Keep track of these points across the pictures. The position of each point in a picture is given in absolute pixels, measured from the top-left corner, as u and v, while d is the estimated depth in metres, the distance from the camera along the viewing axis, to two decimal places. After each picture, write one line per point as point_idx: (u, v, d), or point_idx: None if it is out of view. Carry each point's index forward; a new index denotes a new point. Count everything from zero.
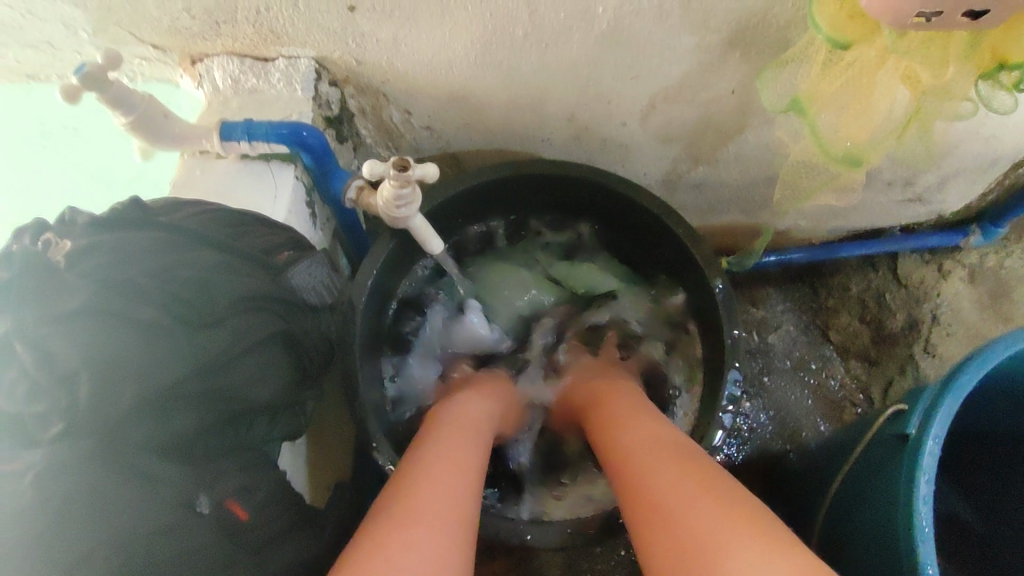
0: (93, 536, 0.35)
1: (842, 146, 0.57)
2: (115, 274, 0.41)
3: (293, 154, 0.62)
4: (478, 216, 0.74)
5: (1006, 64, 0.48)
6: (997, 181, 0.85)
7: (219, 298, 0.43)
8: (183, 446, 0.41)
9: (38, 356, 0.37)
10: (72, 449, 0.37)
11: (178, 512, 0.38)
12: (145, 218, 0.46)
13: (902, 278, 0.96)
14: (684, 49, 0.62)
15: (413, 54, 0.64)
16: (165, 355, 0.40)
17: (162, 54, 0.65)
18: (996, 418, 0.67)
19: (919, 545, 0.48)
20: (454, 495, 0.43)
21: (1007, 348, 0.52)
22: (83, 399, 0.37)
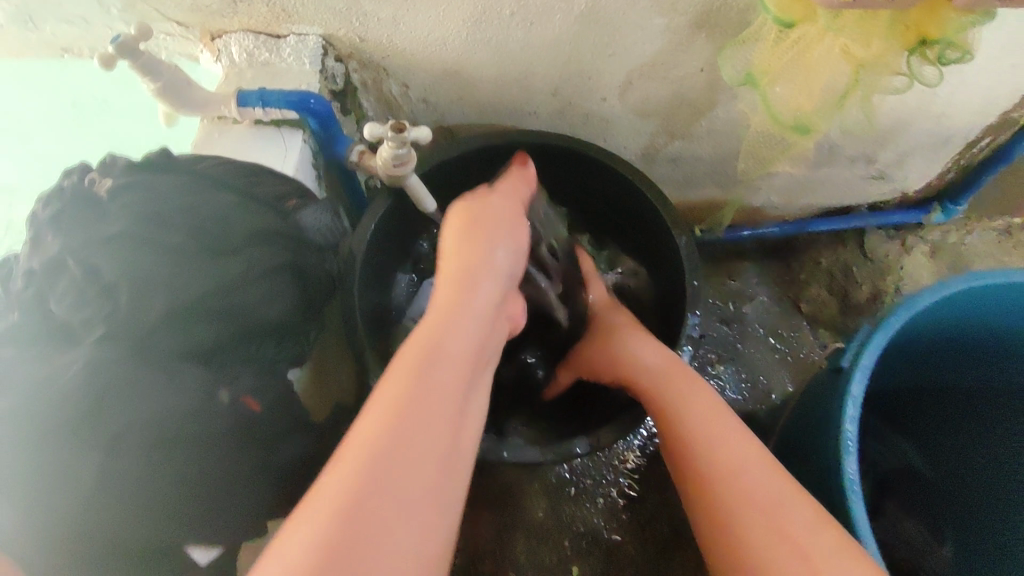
0: (136, 412, 0.43)
1: (791, 114, 0.64)
2: (148, 206, 0.48)
3: (301, 120, 0.69)
4: (466, 185, 0.81)
5: (928, 40, 0.54)
6: (953, 161, 0.91)
7: (237, 231, 0.50)
8: (205, 353, 0.47)
9: (85, 270, 0.45)
10: (109, 348, 0.43)
11: (200, 399, 0.46)
12: (174, 164, 0.53)
13: (868, 252, 1.03)
14: (655, 29, 0.69)
15: (411, 31, 0.71)
16: (193, 273, 0.47)
17: (185, 30, 0.72)
18: (937, 372, 0.75)
19: (845, 459, 0.55)
20: (433, 468, 0.42)
21: (933, 294, 0.60)
22: (123, 306, 0.44)
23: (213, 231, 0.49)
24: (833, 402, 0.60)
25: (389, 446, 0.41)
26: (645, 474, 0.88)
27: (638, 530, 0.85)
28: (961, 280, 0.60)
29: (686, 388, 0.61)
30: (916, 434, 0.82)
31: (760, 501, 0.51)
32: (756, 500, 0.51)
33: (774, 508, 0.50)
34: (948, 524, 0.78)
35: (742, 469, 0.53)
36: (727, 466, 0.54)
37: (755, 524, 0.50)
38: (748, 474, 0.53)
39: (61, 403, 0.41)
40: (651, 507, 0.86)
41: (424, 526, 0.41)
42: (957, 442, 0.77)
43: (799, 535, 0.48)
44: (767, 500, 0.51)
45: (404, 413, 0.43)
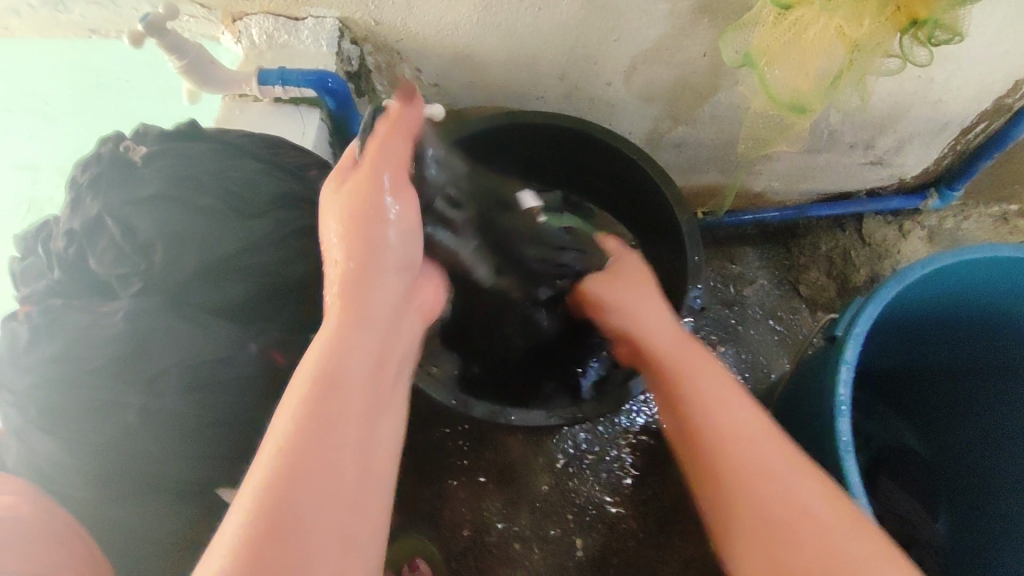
0: (174, 355, 0.46)
1: (789, 94, 0.66)
2: (182, 172, 0.51)
3: (319, 99, 0.72)
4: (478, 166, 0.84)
5: (917, 20, 0.58)
6: (949, 147, 0.93)
7: (263, 196, 0.53)
8: (236, 308, 0.51)
9: (123, 229, 0.48)
10: (149, 302, 0.47)
11: (232, 350, 0.48)
12: (202, 135, 0.56)
13: (866, 237, 1.06)
14: (659, 14, 0.72)
15: (424, 15, 0.74)
16: (223, 233, 0.50)
17: (207, 12, 0.76)
18: (935, 351, 0.77)
19: (838, 419, 0.58)
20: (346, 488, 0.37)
21: (925, 266, 0.62)
22: (159, 264, 0.48)
23: (241, 194, 0.52)
24: (829, 366, 0.63)
25: (297, 465, 0.36)
26: (648, 449, 0.90)
27: (642, 504, 0.87)
28: (949, 254, 0.62)
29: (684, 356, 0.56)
30: (911, 411, 0.85)
31: (763, 482, 0.46)
32: (759, 479, 0.46)
33: (786, 491, 0.45)
34: (945, 493, 0.80)
35: (743, 449, 0.48)
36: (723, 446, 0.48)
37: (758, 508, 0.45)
38: (750, 453, 0.47)
39: (109, 347, 0.45)
40: (654, 483, 0.88)
41: (349, 549, 0.36)
42: (950, 418, 0.80)
43: (807, 521, 0.44)
44: (773, 482, 0.46)
45: (306, 432, 0.37)
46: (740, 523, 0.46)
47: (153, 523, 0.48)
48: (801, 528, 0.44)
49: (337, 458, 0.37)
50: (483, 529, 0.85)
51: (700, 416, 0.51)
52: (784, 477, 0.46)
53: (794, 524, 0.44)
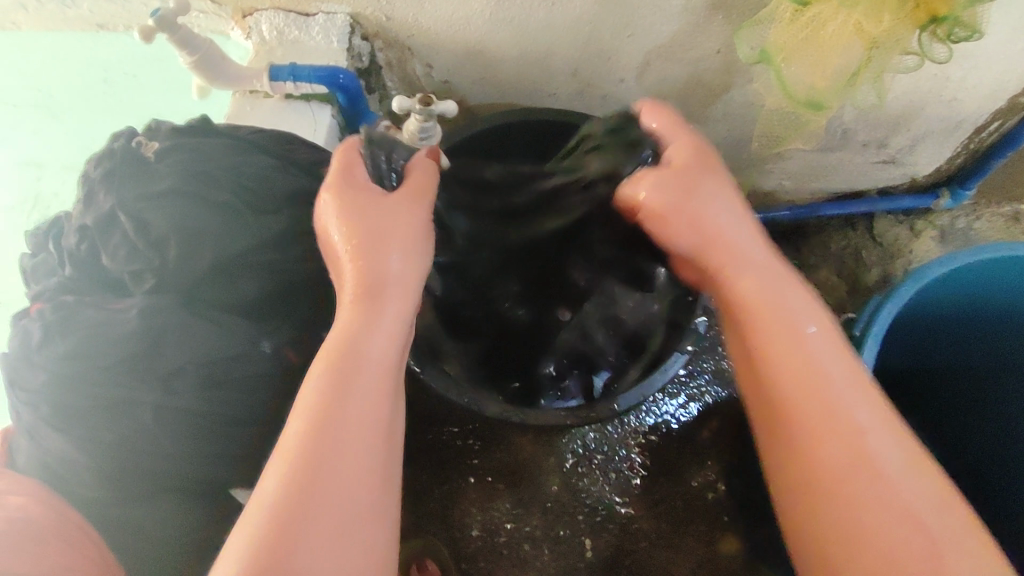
0: (187, 352, 0.45)
1: (805, 91, 0.66)
2: (197, 167, 0.50)
3: (330, 95, 0.72)
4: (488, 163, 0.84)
5: (937, 16, 0.57)
6: (962, 146, 0.92)
7: (278, 192, 0.53)
8: (251, 306, 0.50)
9: (137, 225, 0.47)
10: (163, 298, 0.47)
11: (248, 347, 0.48)
12: (215, 130, 0.56)
13: (878, 236, 1.05)
14: (673, 10, 0.71)
15: (436, 11, 0.73)
16: (237, 229, 0.50)
17: (218, 7, 0.75)
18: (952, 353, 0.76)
19: None
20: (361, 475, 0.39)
21: (942, 266, 0.61)
22: (172, 259, 0.47)
23: (255, 189, 0.52)
24: None
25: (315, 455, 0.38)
26: (659, 449, 0.89)
27: (651, 506, 0.86)
28: (967, 253, 0.61)
29: (796, 335, 0.47)
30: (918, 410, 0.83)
31: (881, 484, 0.41)
32: (873, 487, 0.41)
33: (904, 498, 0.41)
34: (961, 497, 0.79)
35: (862, 444, 0.43)
36: (831, 443, 0.43)
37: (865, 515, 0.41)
38: (862, 460, 0.42)
39: (123, 344, 0.44)
40: (664, 484, 0.87)
41: (360, 535, 0.38)
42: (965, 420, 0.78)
43: (930, 540, 0.39)
44: (886, 488, 0.41)
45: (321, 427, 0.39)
46: (842, 525, 0.42)
47: (167, 523, 0.47)
48: (922, 543, 0.39)
49: (349, 445, 0.39)
50: (492, 530, 0.85)
51: (806, 406, 0.45)
52: (903, 488, 0.41)
53: (914, 539, 0.40)
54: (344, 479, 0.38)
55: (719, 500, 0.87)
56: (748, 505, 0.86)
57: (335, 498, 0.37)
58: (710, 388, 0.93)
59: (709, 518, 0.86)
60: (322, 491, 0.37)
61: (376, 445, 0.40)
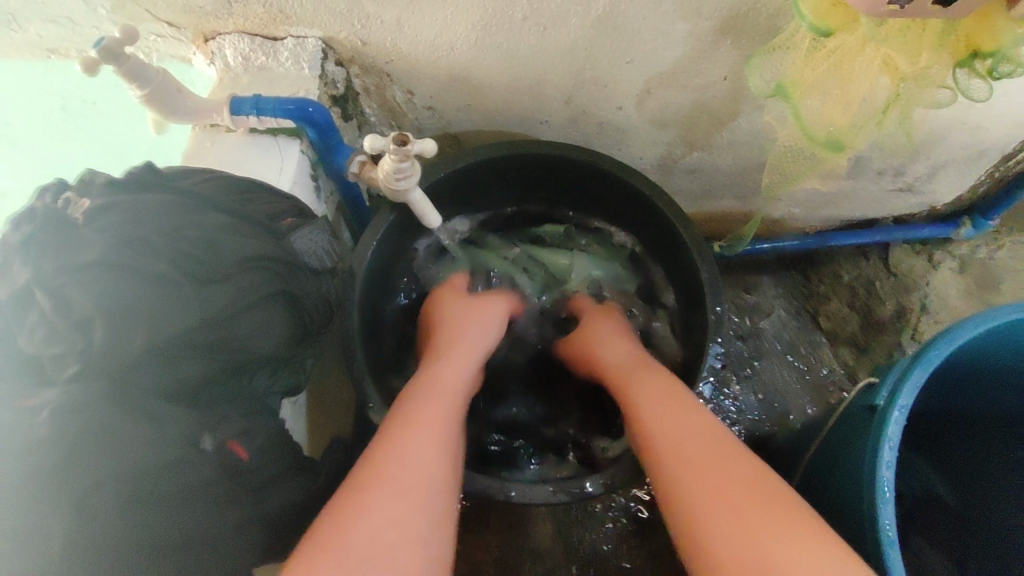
0: (110, 461, 0.39)
1: (825, 131, 0.59)
2: (130, 231, 0.44)
3: (298, 129, 0.65)
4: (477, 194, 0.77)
5: (979, 52, 0.50)
6: (986, 174, 0.86)
7: (227, 256, 0.46)
8: (190, 391, 0.44)
9: (56, 303, 0.41)
10: (86, 389, 0.40)
11: (185, 447, 0.42)
12: (159, 182, 0.49)
13: (893, 267, 0.98)
14: (677, 36, 0.64)
15: (416, 35, 0.67)
16: (178, 305, 0.43)
17: (176, 31, 0.68)
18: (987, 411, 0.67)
19: (880, 508, 0.50)
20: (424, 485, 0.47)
21: (978, 325, 0.55)
22: (98, 343, 0.41)
23: (199, 256, 0.45)
24: (866, 440, 0.55)
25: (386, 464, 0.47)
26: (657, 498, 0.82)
27: (651, 558, 0.79)
28: (1008, 311, 0.55)
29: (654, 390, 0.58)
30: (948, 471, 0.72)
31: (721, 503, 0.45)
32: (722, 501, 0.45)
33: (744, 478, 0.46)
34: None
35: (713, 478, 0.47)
36: (689, 447, 0.50)
37: (710, 496, 0.46)
38: (697, 452, 0.49)
39: (33, 449, 0.38)
40: (661, 536, 0.80)
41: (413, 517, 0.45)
42: None
43: (721, 499, 0.45)
44: (707, 468, 0.48)
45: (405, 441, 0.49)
46: (691, 515, 0.46)
47: None
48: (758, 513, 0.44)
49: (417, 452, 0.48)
50: None
51: (678, 428, 0.52)
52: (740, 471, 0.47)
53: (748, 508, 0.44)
54: (415, 477, 0.47)
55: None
56: None
57: (396, 491, 0.45)
58: None
59: None
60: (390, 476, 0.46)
61: (438, 444, 0.50)
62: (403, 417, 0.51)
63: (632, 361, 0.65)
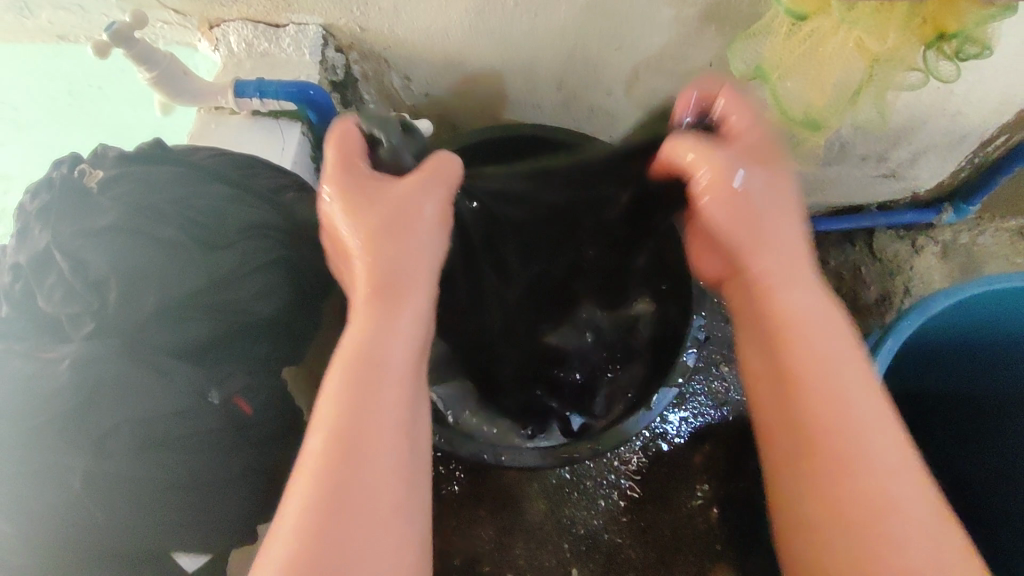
0: (124, 411, 0.42)
1: (802, 109, 0.62)
2: (141, 199, 0.46)
3: (300, 112, 0.68)
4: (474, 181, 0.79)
5: (945, 33, 0.53)
6: (967, 160, 0.88)
7: (231, 224, 0.49)
8: (197, 350, 0.47)
9: (73, 265, 0.44)
10: (102, 344, 0.43)
11: (193, 399, 0.45)
12: (168, 155, 0.52)
13: (878, 253, 1.01)
14: (663, 22, 0.67)
15: (412, 21, 0.69)
16: (186, 269, 0.46)
17: (183, 18, 0.71)
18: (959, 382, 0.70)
19: None
20: (381, 496, 0.37)
21: (948, 297, 0.58)
22: (113, 302, 0.44)
23: (206, 224, 0.48)
24: None
25: (338, 464, 0.37)
26: (648, 475, 0.81)
27: (640, 534, 0.79)
28: (976, 284, 0.57)
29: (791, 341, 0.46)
30: None
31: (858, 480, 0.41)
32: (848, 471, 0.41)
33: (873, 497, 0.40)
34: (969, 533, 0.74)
35: (857, 453, 0.41)
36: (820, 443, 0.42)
37: (840, 474, 0.41)
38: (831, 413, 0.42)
39: (53, 397, 0.41)
40: (652, 510, 0.80)
41: (383, 535, 0.37)
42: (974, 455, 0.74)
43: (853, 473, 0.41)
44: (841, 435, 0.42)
45: (351, 430, 0.38)
46: (806, 471, 0.43)
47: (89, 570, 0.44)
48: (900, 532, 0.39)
49: (376, 453, 0.38)
50: (474, 559, 0.78)
51: (818, 399, 0.43)
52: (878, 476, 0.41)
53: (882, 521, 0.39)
54: (366, 492, 0.37)
55: (711, 524, 0.79)
56: (745, 539, 0.79)
57: (361, 507, 0.36)
58: (702, 411, 0.84)
59: (698, 546, 0.78)
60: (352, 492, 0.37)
61: (398, 443, 0.39)
62: (349, 392, 0.39)
63: (797, 253, 0.49)
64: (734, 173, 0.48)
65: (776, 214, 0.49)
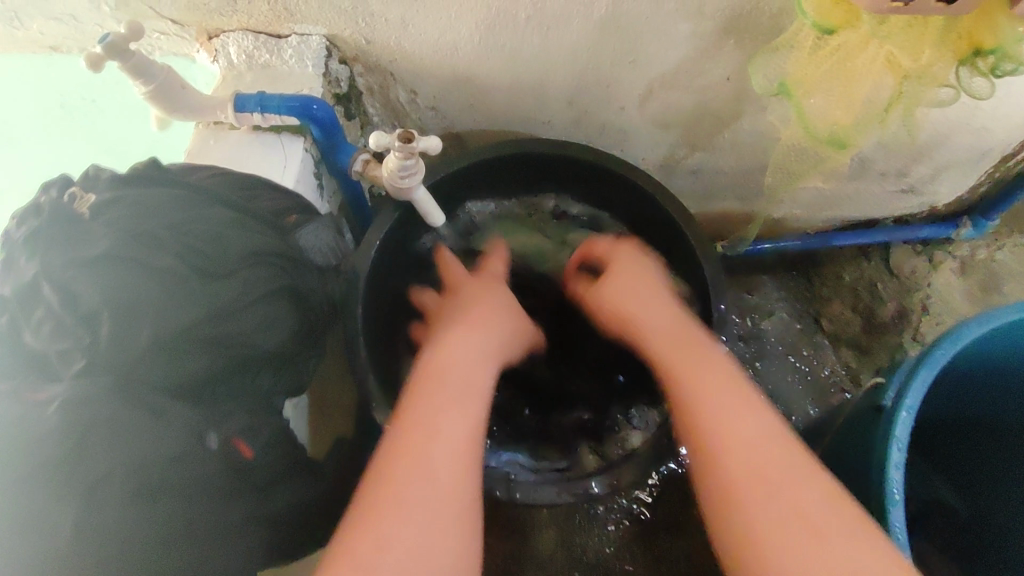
0: (116, 455, 0.39)
1: (827, 128, 0.60)
2: (135, 225, 0.44)
3: (302, 126, 0.65)
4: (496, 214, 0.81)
5: (981, 50, 0.50)
6: (987, 175, 0.86)
7: (233, 252, 0.46)
8: (195, 387, 0.44)
9: (63, 297, 0.41)
10: (92, 383, 0.40)
11: (189, 443, 0.42)
12: (166, 177, 0.49)
13: (894, 268, 0.97)
14: (680, 36, 0.64)
15: (420, 33, 0.67)
16: (183, 300, 0.43)
17: (180, 29, 0.68)
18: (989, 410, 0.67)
19: (890, 510, 0.51)
20: (441, 490, 0.44)
21: (980, 325, 0.55)
22: (105, 336, 0.41)
23: (205, 251, 0.45)
24: (872, 442, 0.56)
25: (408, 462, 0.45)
26: (661, 499, 0.80)
27: (652, 564, 0.77)
28: (1009, 310, 0.55)
29: (694, 374, 0.52)
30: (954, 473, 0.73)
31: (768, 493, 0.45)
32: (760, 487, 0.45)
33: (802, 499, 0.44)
34: None
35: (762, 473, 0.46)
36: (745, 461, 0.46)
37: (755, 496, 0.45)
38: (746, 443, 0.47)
39: (42, 441, 0.38)
40: (664, 539, 0.78)
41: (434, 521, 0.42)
42: None
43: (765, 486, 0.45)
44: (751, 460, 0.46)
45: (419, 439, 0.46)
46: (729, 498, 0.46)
47: None
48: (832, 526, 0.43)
49: (438, 458, 0.45)
50: None
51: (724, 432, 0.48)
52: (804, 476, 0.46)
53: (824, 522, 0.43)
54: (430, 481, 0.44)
55: None
56: None
57: (428, 498, 0.43)
58: None
59: None
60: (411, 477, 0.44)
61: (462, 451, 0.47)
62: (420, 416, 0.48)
63: (679, 331, 0.57)
64: (637, 302, 0.62)
65: (675, 329, 0.58)
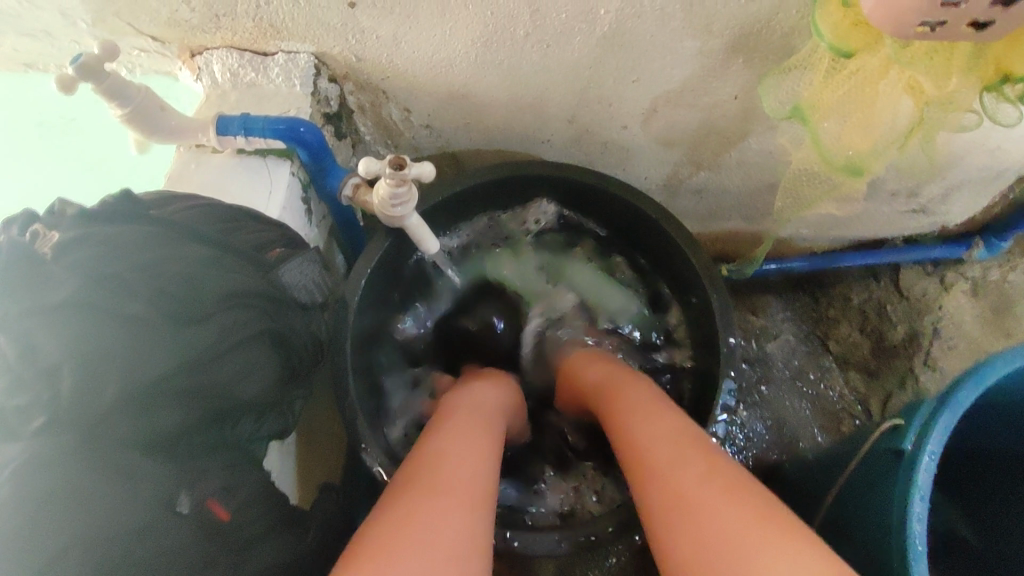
0: (74, 525, 0.35)
1: (844, 155, 0.56)
2: (102, 267, 0.40)
3: (289, 150, 0.62)
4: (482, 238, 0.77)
5: (1009, 76, 0.47)
6: (1001, 194, 0.83)
7: (210, 294, 0.43)
8: (167, 442, 0.40)
9: (21, 349, 0.37)
10: (54, 443, 0.37)
11: (160, 508, 0.38)
12: (138, 211, 0.46)
13: (904, 290, 0.95)
14: (687, 54, 0.61)
15: (413, 51, 0.63)
16: (155, 348, 0.40)
17: (161, 46, 0.65)
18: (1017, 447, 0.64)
19: (912, 564, 0.47)
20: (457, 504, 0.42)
21: (1006, 364, 0.51)
22: (67, 392, 0.37)
23: (179, 294, 0.42)
24: (893, 488, 0.52)
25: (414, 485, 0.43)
26: None
27: None
28: None
29: (630, 400, 0.56)
30: None
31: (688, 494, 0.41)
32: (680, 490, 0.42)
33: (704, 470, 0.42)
34: None
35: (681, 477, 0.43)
36: (659, 450, 0.46)
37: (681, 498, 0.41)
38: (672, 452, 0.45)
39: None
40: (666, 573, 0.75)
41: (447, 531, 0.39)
42: None
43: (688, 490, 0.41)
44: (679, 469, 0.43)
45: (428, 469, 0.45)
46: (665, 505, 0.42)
47: None
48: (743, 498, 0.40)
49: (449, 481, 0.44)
50: None
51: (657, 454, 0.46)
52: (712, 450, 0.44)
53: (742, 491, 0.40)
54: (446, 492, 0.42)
55: None
56: None
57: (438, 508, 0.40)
58: None
59: None
60: (440, 478, 0.43)
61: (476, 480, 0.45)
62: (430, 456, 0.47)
63: (616, 375, 0.62)
64: (583, 368, 0.67)
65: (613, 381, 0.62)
